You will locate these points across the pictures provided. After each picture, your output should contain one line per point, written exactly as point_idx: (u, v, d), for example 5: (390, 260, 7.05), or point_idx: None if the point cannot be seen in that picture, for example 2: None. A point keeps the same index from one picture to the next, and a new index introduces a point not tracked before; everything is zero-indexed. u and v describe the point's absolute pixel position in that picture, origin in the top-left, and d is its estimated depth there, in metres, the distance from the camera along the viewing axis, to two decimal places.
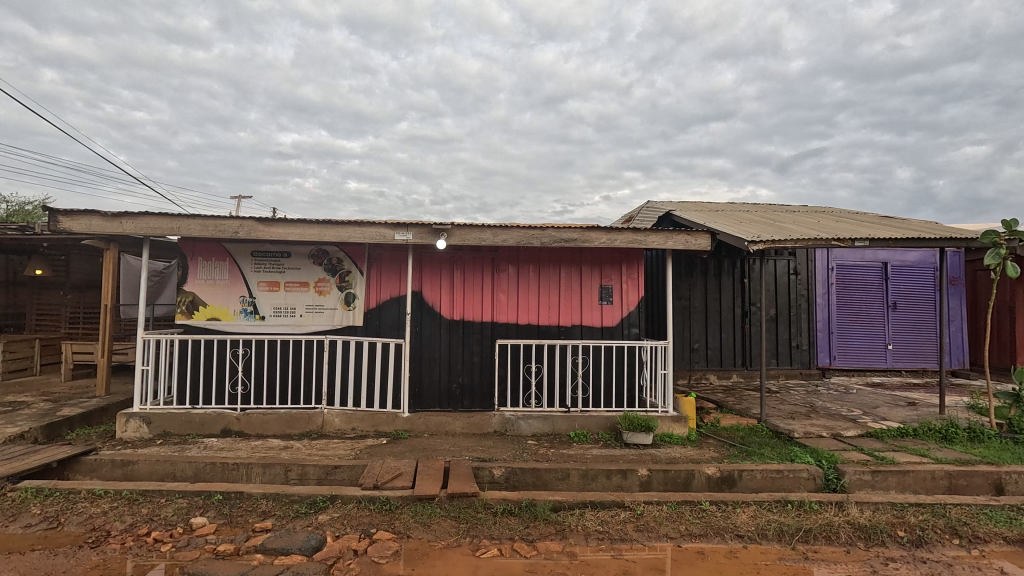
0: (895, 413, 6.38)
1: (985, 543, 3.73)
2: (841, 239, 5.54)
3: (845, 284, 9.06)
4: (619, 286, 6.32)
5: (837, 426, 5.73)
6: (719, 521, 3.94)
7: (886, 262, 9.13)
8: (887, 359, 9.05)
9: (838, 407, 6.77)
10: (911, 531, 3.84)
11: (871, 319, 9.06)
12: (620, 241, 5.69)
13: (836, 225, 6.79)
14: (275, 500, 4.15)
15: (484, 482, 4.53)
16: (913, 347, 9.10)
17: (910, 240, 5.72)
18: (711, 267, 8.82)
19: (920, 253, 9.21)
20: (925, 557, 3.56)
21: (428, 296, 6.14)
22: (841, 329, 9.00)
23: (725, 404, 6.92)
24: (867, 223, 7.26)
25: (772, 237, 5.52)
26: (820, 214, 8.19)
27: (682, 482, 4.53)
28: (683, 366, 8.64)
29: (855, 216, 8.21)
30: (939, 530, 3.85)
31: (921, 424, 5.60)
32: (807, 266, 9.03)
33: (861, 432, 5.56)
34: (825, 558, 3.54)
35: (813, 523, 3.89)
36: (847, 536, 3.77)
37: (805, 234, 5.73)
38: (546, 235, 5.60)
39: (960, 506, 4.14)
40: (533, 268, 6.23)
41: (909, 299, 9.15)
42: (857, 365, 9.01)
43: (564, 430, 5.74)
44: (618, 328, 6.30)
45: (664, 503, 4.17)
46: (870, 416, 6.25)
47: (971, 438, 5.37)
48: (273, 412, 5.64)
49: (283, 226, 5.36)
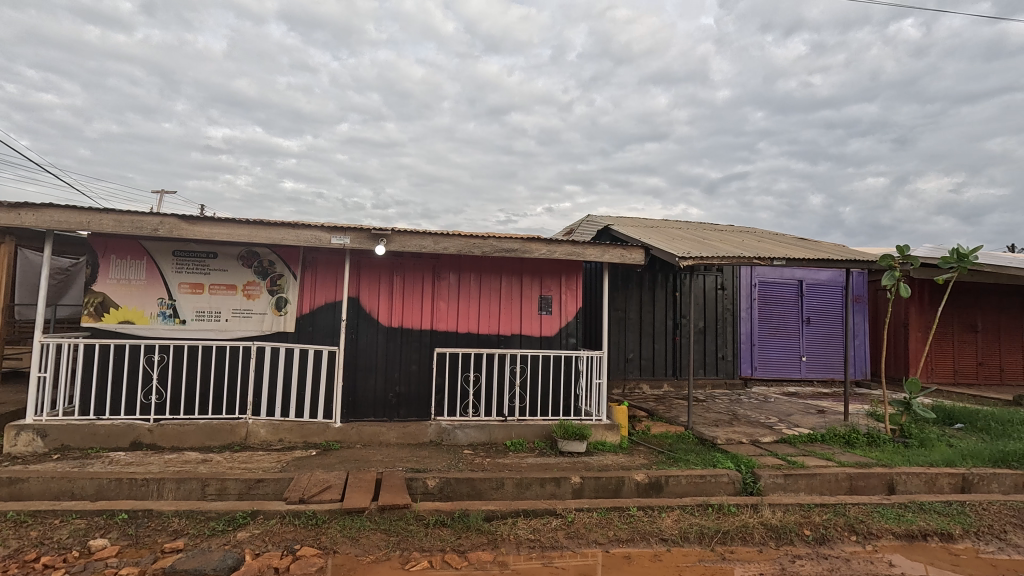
0: (806, 420, 6.90)
1: (878, 539, 4.11)
2: (761, 258, 5.96)
3: (766, 299, 9.72)
4: (558, 296, 6.44)
5: (755, 433, 6.12)
6: (645, 526, 4.08)
7: (802, 280, 9.89)
8: (801, 370, 9.79)
9: (757, 415, 7.23)
10: (816, 529, 4.13)
11: (788, 332, 9.77)
12: (560, 252, 5.82)
13: (757, 244, 7.28)
14: (189, 517, 3.87)
15: (417, 493, 4.44)
16: (824, 358, 9.91)
17: (821, 260, 6.24)
18: (646, 280, 9.19)
19: (830, 272, 10.05)
20: (826, 553, 3.87)
21: (366, 302, 5.99)
22: (761, 341, 9.64)
23: (656, 412, 7.22)
24: (785, 243, 7.82)
25: (700, 254, 5.84)
26: (745, 233, 8.73)
27: (612, 489, 4.67)
28: (618, 376, 8.93)
29: (775, 237, 8.83)
30: (840, 528, 4.17)
31: (828, 430, 6.09)
32: (732, 282, 9.59)
33: (776, 438, 5.98)
34: (740, 558, 3.75)
35: (730, 525, 4.09)
36: (760, 536, 4.01)
37: (731, 252, 6.11)
38: (487, 244, 5.63)
39: (857, 505, 4.52)
40: (475, 276, 6.23)
41: (821, 315, 9.95)
42: (775, 375, 9.67)
43: (501, 438, 5.76)
44: (556, 338, 6.43)
45: (594, 509, 4.27)
46: (785, 422, 6.72)
47: (869, 442, 5.90)
48: (191, 423, 5.28)
49: (210, 225, 5.06)
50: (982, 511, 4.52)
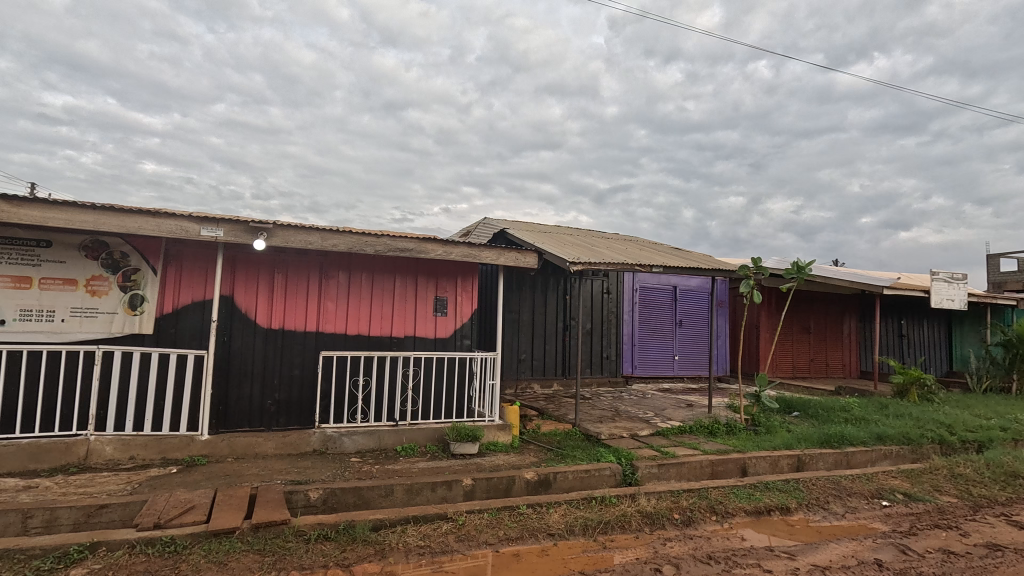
0: (677, 413, 7.59)
1: (733, 517, 4.64)
2: (642, 265, 6.46)
3: (645, 303, 10.55)
4: (453, 298, 6.41)
5: (634, 427, 6.60)
6: (534, 522, 4.20)
7: (675, 286, 10.88)
8: (674, 368, 10.77)
9: (636, 410, 7.81)
10: (683, 513, 4.55)
11: (663, 333, 10.70)
12: (456, 254, 5.79)
13: (639, 252, 7.87)
14: (4, 558, 3.22)
15: (298, 507, 4.14)
16: (692, 357, 10.99)
17: (692, 269, 6.92)
18: (539, 283, 9.48)
19: (699, 279, 11.17)
20: (691, 534, 4.28)
21: (241, 301, 5.45)
22: (641, 342, 10.44)
23: (546, 410, 7.48)
24: (662, 252, 8.56)
25: (589, 259, 6.17)
26: (629, 242, 9.39)
27: (503, 488, 4.73)
28: (511, 376, 9.11)
29: (654, 246, 9.62)
30: (703, 510, 4.64)
31: (695, 422, 6.77)
32: (617, 287, 10.26)
33: (652, 431, 6.50)
34: (619, 545, 4.02)
35: (611, 515, 4.36)
36: (637, 523, 4.32)
37: (616, 259, 6.53)
38: (380, 243, 5.43)
39: (718, 488, 5.06)
40: (366, 275, 5.98)
41: (691, 318, 11.03)
42: (652, 373, 10.53)
43: (391, 444, 5.58)
44: (451, 340, 6.39)
45: (484, 510, 4.31)
46: (660, 416, 7.34)
47: (728, 431, 6.65)
48: (11, 444, 4.43)
49: (42, 209, 4.27)
50: (812, 486, 5.31)
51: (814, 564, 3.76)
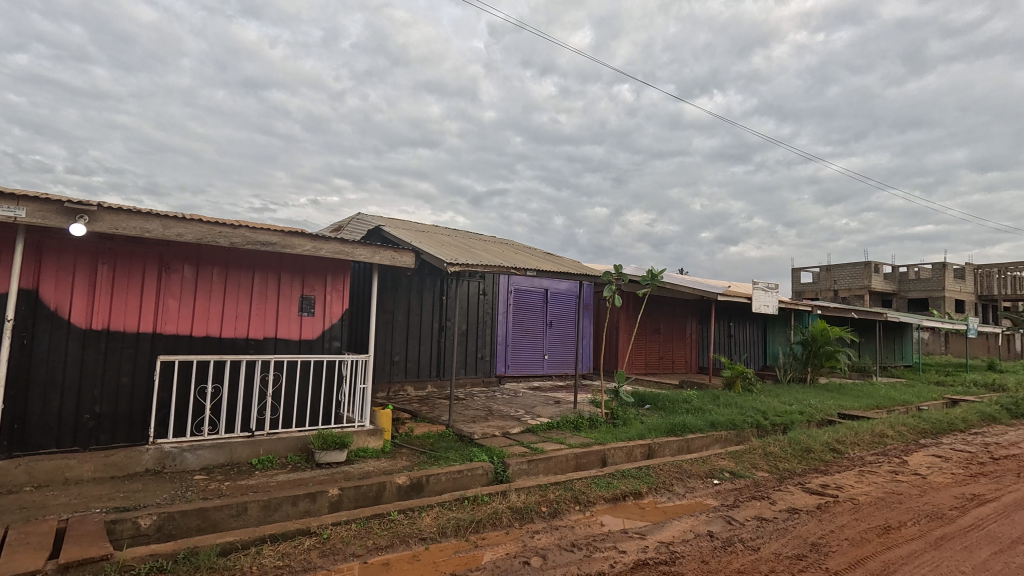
0: (546, 410, 7.98)
1: (594, 504, 5.00)
2: (517, 268, 6.68)
3: (519, 304, 10.92)
4: (322, 297, 6.00)
5: (507, 425, 6.79)
6: (404, 528, 4.10)
7: (547, 289, 11.44)
8: (544, 367, 11.31)
9: (508, 409, 8.05)
10: (550, 505, 4.79)
11: (535, 334, 11.17)
12: (326, 250, 5.44)
13: (514, 255, 8.12)
14: None
15: (123, 538, 3.55)
16: (560, 356, 11.65)
17: (563, 273, 7.33)
18: (415, 283, 9.29)
19: (568, 283, 11.87)
20: (557, 524, 4.52)
21: (50, 296, 4.52)
22: (514, 342, 10.79)
23: (419, 413, 7.35)
24: (536, 256, 8.94)
25: (466, 261, 6.22)
26: (505, 245, 9.64)
27: (373, 496, 4.54)
28: (383, 379, 8.81)
29: (528, 250, 10.00)
30: (567, 501, 4.93)
31: (562, 418, 7.17)
32: (492, 288, 10.47)
33: (523, 428, 6.75)
34: (490, 543, 4.09)
35: (482, 513, 4.43)
36: (507, 519, 4.45)
37: (492, 261, 6.67)
38: (237, 235, 4.89)
39: (581, 479, 5.42)
40: (219, 270, 5.33)
41: (560, 319, 11.68)
42: (524, 372, 10.94)
43: (245, 457, 5.04)
44: (318, 341, 5.98)
45: (352, 521, 4.10)
46: (530, 414, 7.65)
47: (590, 425, 7.16)
48: None
49: None
50: (660, 471, 5.94)
51: (660, 541, 4.20)
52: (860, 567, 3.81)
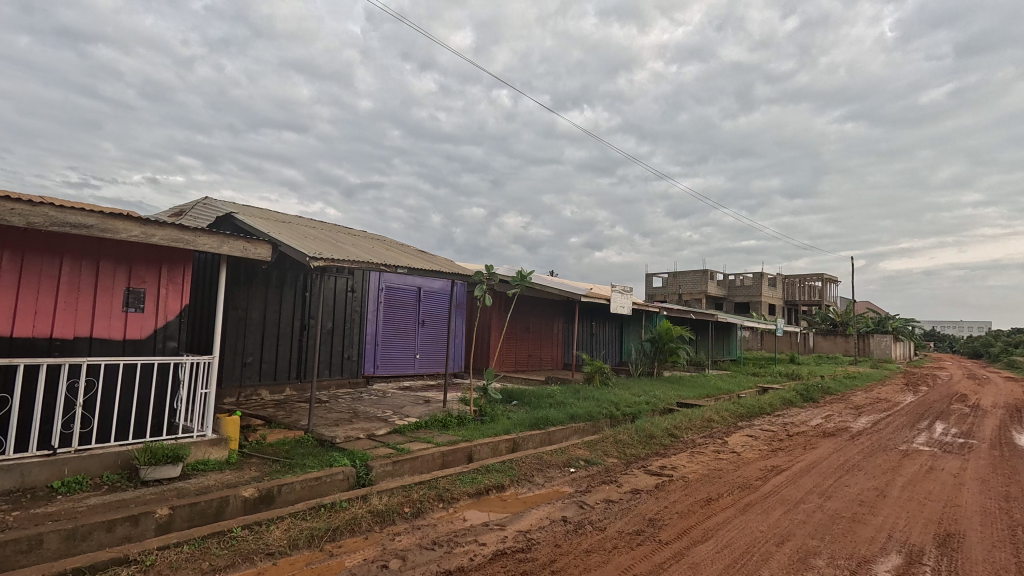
0: (415, 410, 7.87)
1: (458, 501, 5.06)
2: (387, 265, 6.50)
3: (390, 302, 10.63)
4: (155, 291, 5.23)
5: (372, 427, 6.56)
6: (250, 545, 3.76)
7: (420, 287, 11.28)
8: (415, 366, 11.15)
9: (375, 410, 7.78)
10: (413, 505, 4.74)
11: (406, 333, 10.96)
12: (161, 237, 4.76)
13: (385, 251, 7.89)
14: None
15: None
16: (432, 355, 11.57)
17: (435, 271, 7.30)
18: (274, 278, 8.52)
19: (442, 282, 11.84)
20: (419, 524, 4.49)
21: None
22: (384, 342, 10.48)
23: (274, 418, 6.78)
24: (408, 254, 8.78)
25: (332, 256, 5.90)
26: (376, 241, 9.31)
27: (213, 513, 4.08)
28: (233, 383, 7.96)
29: (401, 247, 9.78)
30: (431, 499, 4.92)
31: (430, 417, 7.14)
32: (362, 285, 10.04)
33: (389, 429, 6.58)
34: (347, 550, 3.92)
35: (340, 520, 4.23)
36: (367, 524, 4.30)
37: (360, 257, 6.41)
38: (37, 214, 4.06)
39: (446, 477, 5.45)
40: (11, 255, 4.38)
41: (433, 318, 11.59)
42: (393, 372, 10.67)
43: (42, 481, 4.20)
44: (149, 342, 5.21)
45: (185, 543, 3.65)
46: (398, 414, 7.48)
47: (459, 423, 7.22)
48: None
49: None
50: (522, 463, 6.20)
51: (519, 530, 4.40)
52: (686, 536, 4.38)
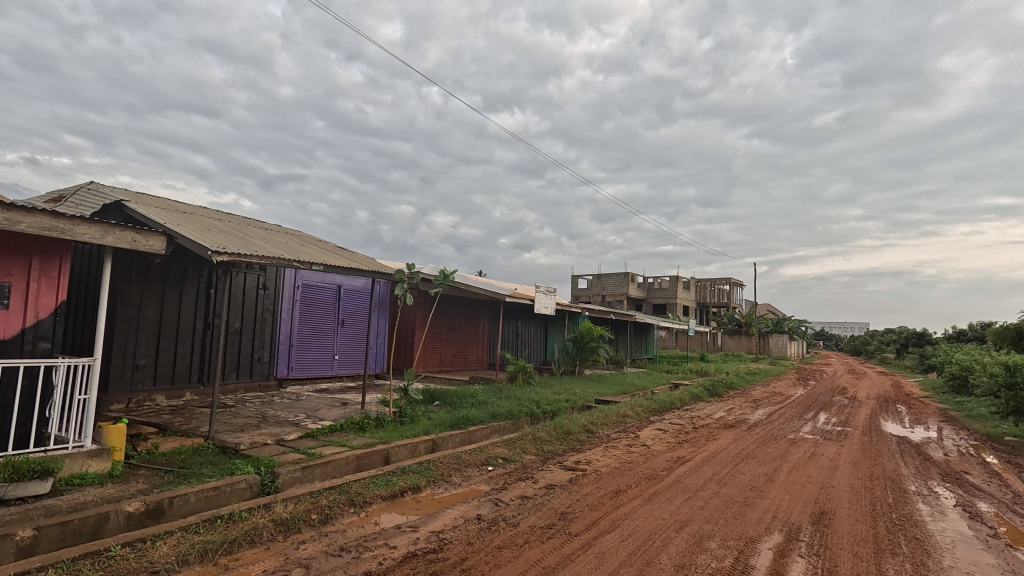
0: (330, 413, 7.57)
1: (370, 505, 4.93)
2: (300, 261, 6.21)
3: (306, 301, 10.15)
4: (24, 285, 4.65)
5: (281, 432, 6.22)
6: (131, 564, 3.43)
7: (339, 285, 10.86)
8: (333, 367, 10.72)
9: (286, 414, 7.39)
10: (321, 512, 4.56)
11: (324, 333, 10.52)
12: (30, 225, 4.23)
13: (299, 247, 7.52)
14: None
15: None
16: (352, 356, 11.19)
17: (353, 269, 7.07)
18: (173, 274, 7.84)
19: (363, 280, 11.48)
20: (327, 531, 4.32)
21: None
22: (299, 342, 9.98)
23: (169, 425, 6.24)
24: (325, 250, 8.42)
25: (237, 250, 5.54)
26: (290, 236, 8.85)
27: (88, 532, 3.69)
28: (122, 388, 7.23)
29: (318, 243, 9.37)
30: (342, 505, 4.76)
31: (346, 419, 6.90)
32: (275, 282, 9.49)
33: (301, 434, 6.27)
34: (246, 562, 3.69)
35: (238, 532, 3.98)
36: (269, 534, 4.08)
37: (271, 252, 6.07)
38: None
39: (359, 481, 5.29)
40: None
41: (353, 317, 11.21)
42: (309, 374, 10.20)
43: None
44: (15, 343, 4.62)
45: (50, 567, 3.27)
46: (311, 418, 7.16)
47: (376, 425, 7.03)
48: None
49: None
50: (440, 463, 6.16)
51: (432, 530, 4.37)
52: (594, 527, 4.56)
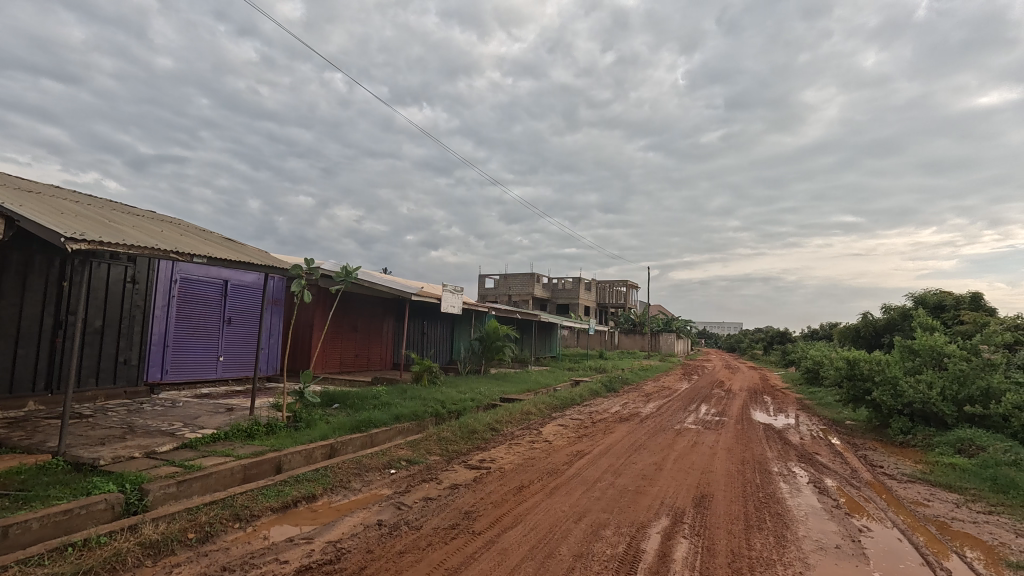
0: (212, 420, 6.88)
1: (258, 518, 4.56)
2: (180, 253, 5.59)
3: (186, 297, 9.15)
4: None
5: (152, 444, 5.54)
6: None
7: (226, 280, 9.93)
8: (216, 370, 9.78)
9: (159, 423, 6.59)
10: (200, 530, 4.14)
11: (206, 332, 9.56)
12: None
13: (178, 237, 6.75)
14: None
15: None
16: (240, 357, 10.29)
17: (242, 263, 6.51)
18: (14, 263, 6.67)
19: (254, 275, 10.60)
20: (206, 550, 3.92)
21: None
22: (176, 343, 8.98)
23: (5, 442, 5.28)
24: (209, 241, 7.66)
25: (100, 238, 4.85)
26: (167, 224, 7.92)
27: None
28: None
29: (201, 232, 8.49)
30: (224, 520, 4.35)
31: (232, 427, 6.31)
32: (147, 276, 8.44)
33: (176, 445, 5.63)
34: None
35: (95, 560, 3.48)
36: (134, 559, 3.62)
37: (143, 241, 5.39)
38: None
39: (245, 493, 4.86)
40: None
41: (242, 315, 10.32)
42: (187, 378, 9.21)
43: None
44: None
45: None
46: (189, 426, 6.45)
47: (267, 431, 6.53)
48: None
49: None
50: (338, 469, 5.86)
51: (328, 541, 4.14)
52: (497, 524, 4.61)
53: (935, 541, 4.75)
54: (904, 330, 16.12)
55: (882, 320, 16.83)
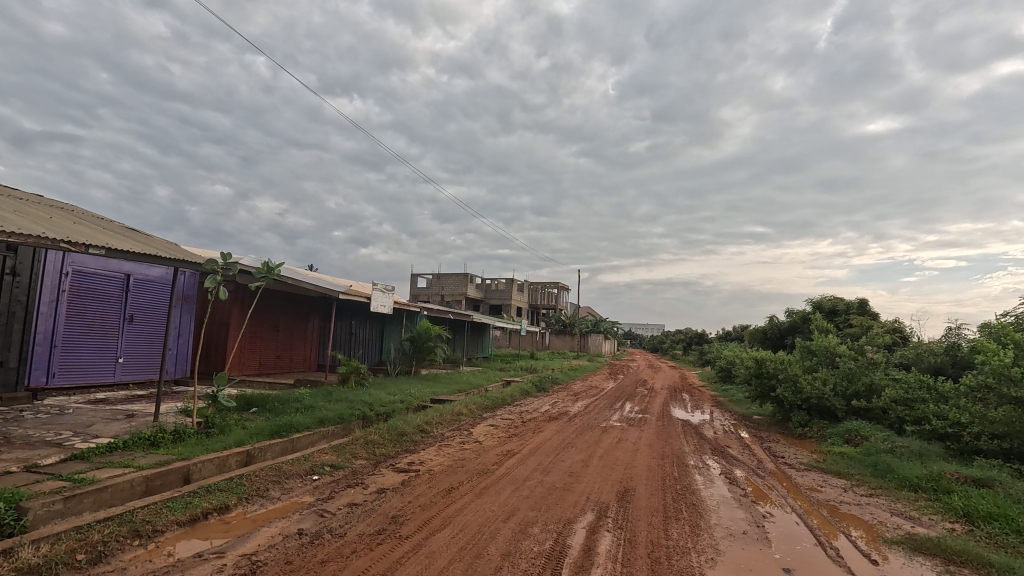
0: (109, 428, 6.23)
1: (162, 534, 4.19)
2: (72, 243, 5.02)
3: (78, 292, 8.22)
4: None
5: (35, 456, 4.93)
6: None
7: (128, 274, 9.03)
8: (114, 373, 8.87)
9: (42, 433, 5.87)
10: (92, 550, 3.73)
11: (104, 332, 8.66)
12: None
13: (70, 224, 6.06)
14: None
15: None
16: (143, 359, 9.42)
17: (147, 256, 5.95)
18: None
19: (160, 269, 9.73)
20: (98, 572, 3.54)
21: None
22: (65, 343, 8.05)
23: None
24: (108, 230, 6.93)
25: None
26: (56, 209, 7.08)
27: None
28: None
29: (98, 220, 7.67)
30: (121, 537, 3.96)
31: (132, 435, 5.76)
32: (30, 268, 7.50)
33: (64, 456, 5.05)
34: None
35: None
36: None
37: (27, 228, 4.79)
38: None
39: (146, 507, 4.45)
40: None
41: (146, 313, 9.44)
42: (79, 382, 8.29)
43: None
44: None
45: None
46: (81, 435, 5.81)
47: (174, 439, 6.02)
48: None
49: None
50: (254, 478, 5.51)
51: (242, 554, 3.89)
52: (425, 527, 4.55)
53: (826, 523, 5.26)
54: (804, 332, 17.73)
55: (785, 323, 18.39)
